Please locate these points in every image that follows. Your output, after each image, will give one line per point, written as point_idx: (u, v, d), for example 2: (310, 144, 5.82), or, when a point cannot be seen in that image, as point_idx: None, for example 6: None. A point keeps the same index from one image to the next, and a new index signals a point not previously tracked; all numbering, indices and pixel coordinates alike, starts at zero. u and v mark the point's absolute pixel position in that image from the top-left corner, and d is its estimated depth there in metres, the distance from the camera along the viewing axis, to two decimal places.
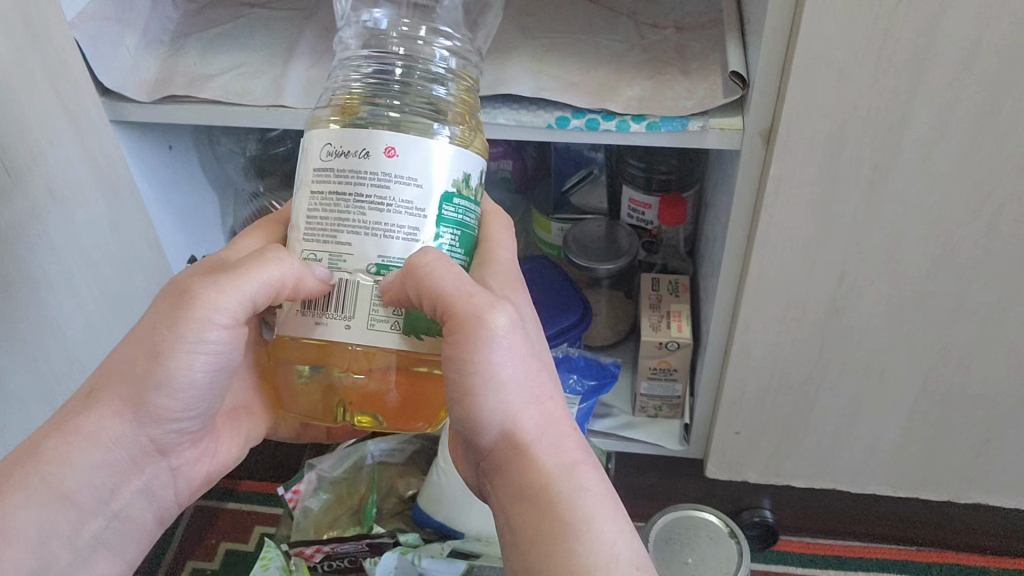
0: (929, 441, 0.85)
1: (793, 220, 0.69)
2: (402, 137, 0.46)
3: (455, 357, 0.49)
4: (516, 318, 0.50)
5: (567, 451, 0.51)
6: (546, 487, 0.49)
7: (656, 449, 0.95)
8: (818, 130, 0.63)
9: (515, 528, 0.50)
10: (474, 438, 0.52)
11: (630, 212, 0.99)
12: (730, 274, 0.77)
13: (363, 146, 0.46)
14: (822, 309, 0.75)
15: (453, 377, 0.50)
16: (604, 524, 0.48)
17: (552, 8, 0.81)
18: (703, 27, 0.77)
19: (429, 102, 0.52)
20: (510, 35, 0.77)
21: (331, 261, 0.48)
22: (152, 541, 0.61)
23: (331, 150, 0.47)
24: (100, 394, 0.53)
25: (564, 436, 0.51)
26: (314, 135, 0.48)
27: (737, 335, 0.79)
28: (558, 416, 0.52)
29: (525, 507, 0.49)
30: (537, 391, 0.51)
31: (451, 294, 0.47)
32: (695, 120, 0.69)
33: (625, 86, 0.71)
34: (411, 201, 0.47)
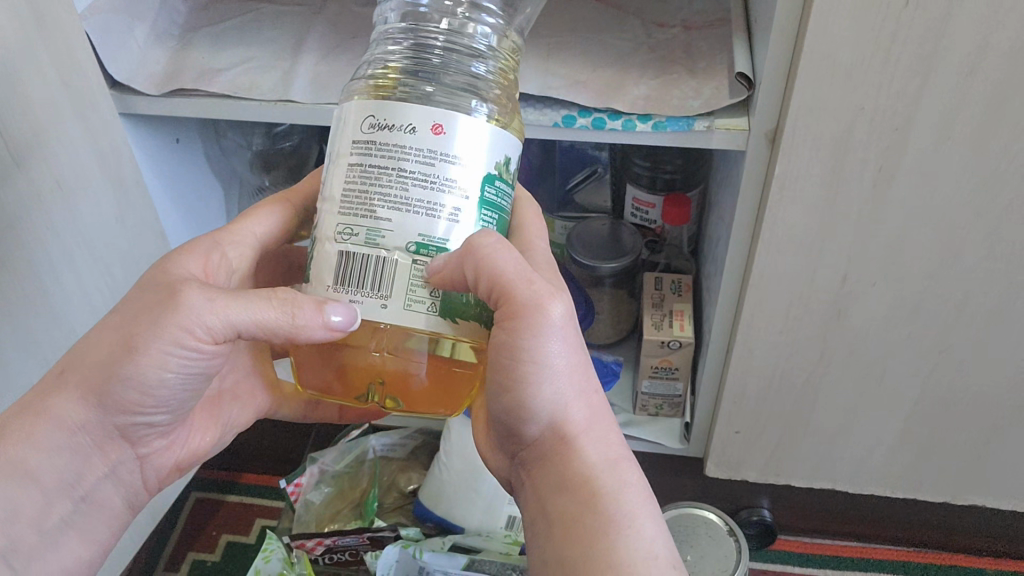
0: (930, 442, 0.85)
1: (797, 220, 0.69)
2: (450, 113, 0.45)
3: (510, 344, 0.49)
4: (570, 307, 0.51)
5: (610, 444, 0.52)
6: (591, 480, 0.50)
7: (656, 447, 0.95)
8: (823, 131, 0.63)
9: (554, 518, 0.51)
10: (518, 425, 0.53)
11: (634, 211, 0.99)
12: (734, 273, 0.77)
13: (412, 122, 0.45)
14: (825, 309, 0.75)
15: (502, 364, 0.51)
16: (646, 520, 0.50)
17: (561, 7, 0.81)
18: (710, 27, 0.77)
19: (468, 79, 0.50)
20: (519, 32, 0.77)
21: (368, 237, 0.46)
22: (123, 525, 0.62)
23: (376, 123, 0.46)
24: (68, 376, 0.53)
25: (608, 429, 0.53)
26: (354, 106, 0.47)
27: (739, 335, 0.79)
28: (602, 408, 0.54)
29: (567, 498, 0.51)
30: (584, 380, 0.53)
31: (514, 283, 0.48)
32: (700, 120, 0.69)
33: (632, 85, 0.72)
34: (455, 180, 0.45)
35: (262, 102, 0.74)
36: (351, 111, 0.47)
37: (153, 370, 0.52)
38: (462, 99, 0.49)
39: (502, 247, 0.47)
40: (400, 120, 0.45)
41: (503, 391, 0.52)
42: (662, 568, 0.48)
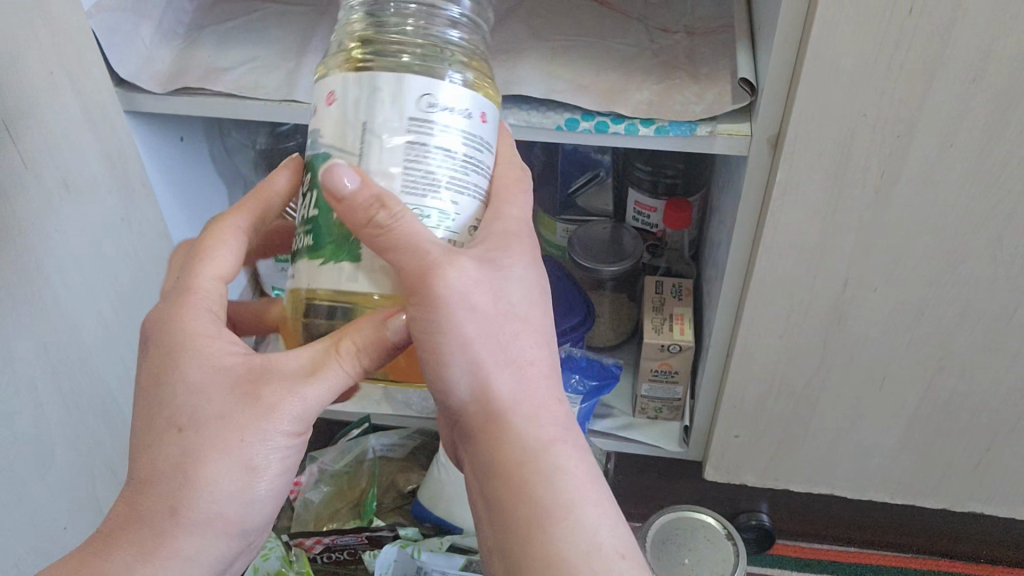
0: (928, 448, 0.85)
1: (799, 226, 0.70)
2: (489, 105, 0.47)
3: (423, 321, 0.47)
4: (479, 275, 0.48)
5: (546, 425, 0.52)
6: (522, 466, 0.50)
7: (655, 450, 0.95)
8: (825, 138, 0.64)
9: (492, 500, 0.52)
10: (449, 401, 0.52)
11: (636, 215, 1.00)
12: (735, 278, 0.77)
13: (456, 103, 0.45)
14: (826, 314, 0.75)
15: (422, 339, 0.49)
16: (583, 507, 0.50)
17: (564, 11, 0.81)
18: (714, 32, 0.77)
19: (437, 47, 0.48)
20: (523, 36, 0.77)
21: (439, 219, 0.46)
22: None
23: (417, 103, 0.44)
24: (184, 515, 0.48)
25: (545, 409, 0.52)
26: (403, 78, 0.44)
27: (739, 339, 0.79)
28: (540, 386, 0.52)
29: (501, 482, 0.51)
30: (513, 356, 0.50)
31: (419, 261, 0.44)
32: (703, 125, 0.70)
33: (635, 90, 0.72)
34: (487, 166, 0.48)
35: (267, 102, 0.75)
36: (377, 90, 0.44)
37: (256, 468, 0.49)
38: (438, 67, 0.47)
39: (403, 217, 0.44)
40: (448, 101, 0.44)
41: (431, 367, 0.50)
42: (598, 559, 0.48)
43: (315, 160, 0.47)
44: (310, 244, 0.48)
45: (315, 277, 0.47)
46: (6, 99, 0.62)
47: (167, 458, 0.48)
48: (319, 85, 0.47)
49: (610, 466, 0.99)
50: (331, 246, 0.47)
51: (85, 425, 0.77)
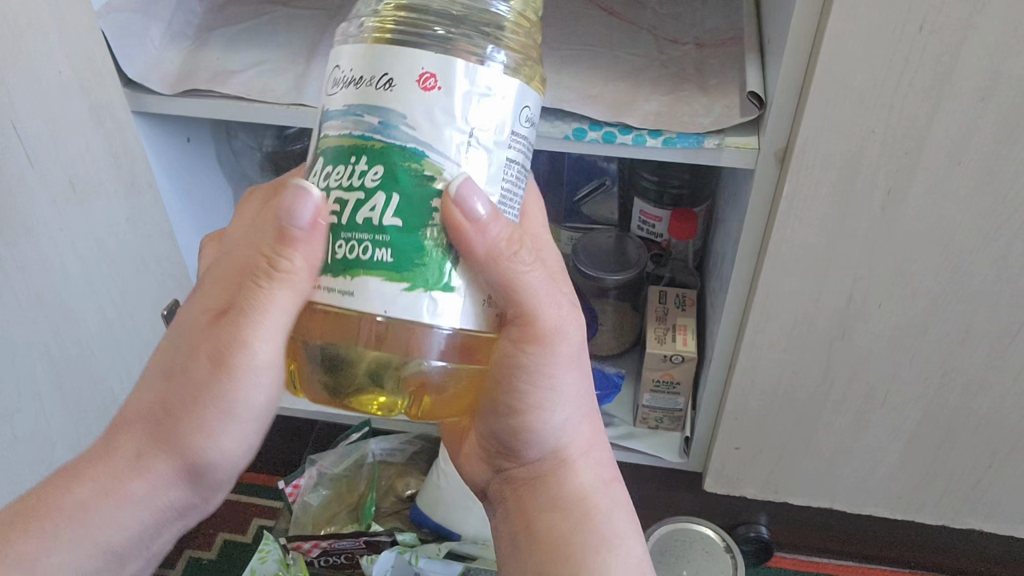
0: (931, 464, 0.85)
1: (804, 241, 0.70)
2: None
3: (530, 370, 0.51)
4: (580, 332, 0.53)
5: (595, 465, 0.57)
6: (584, 499, 0.55)
7: (656, 460, 0.95)
8: (833, 153, 0.64)
9: (543, 531, 0.55)
10: (519, 446, 0.56)
11: (641, 224, 1.00)
12: (739, 290, 0.77)
13: (535, 118, 0.45)
14: (830, 328, 0.75)
15: (517, 385, 0.52)
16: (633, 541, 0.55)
17: (575, 20, 0.81)
18: (723, 44, 0.78)
19: (472, 11, 0.44)
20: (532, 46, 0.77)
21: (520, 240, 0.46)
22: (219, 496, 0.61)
23: (521, 118, 0.43)
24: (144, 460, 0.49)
25: (597, 453, 0.58)
26: (508, 86, 0.42)
27: (743, 351, 0.79)
28: (596, 431, 0.58)
29: (559, 516, 0.55)
30: (582, 401, 0.56)
31: (548, 317, 0.49)
32: (711, 138, 0.69)
33: (643, 101, 0.72)
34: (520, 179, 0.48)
35: (275, 105, 0.75)
36: (488, 93, 0.41)
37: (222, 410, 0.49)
38: (477, 43, 0.43)
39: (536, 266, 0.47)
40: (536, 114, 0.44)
41: (517, 408, 0.54)
42: None
43: (391, 148, 0.41)
44: (387, 263, 0.41)
45: (411, 303, 0.41)
46: (15, 99, 0.62)
47: (147, 404, 0.49)
48: (397, 55, 0.40)
49: None
50: (427, 269, 0.42)
51: (86, 425, 0.77)
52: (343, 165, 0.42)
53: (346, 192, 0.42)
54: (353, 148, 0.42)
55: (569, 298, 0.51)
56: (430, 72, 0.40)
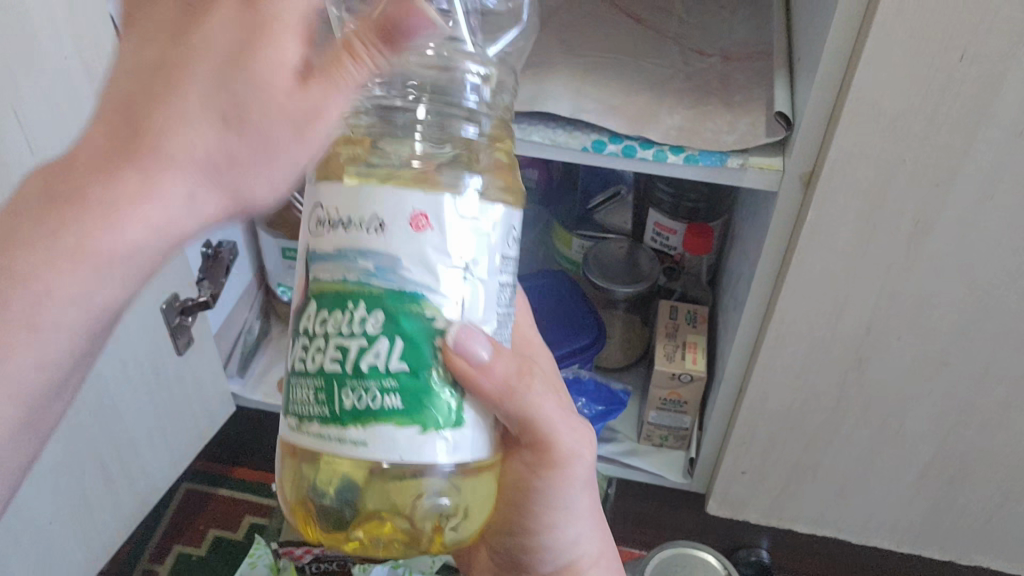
0: (941, 499, 0.83)
1: (826, 268, 0.67)
2: None
3: (545, 476, 0.50)
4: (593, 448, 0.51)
5: (607, 569, 0.56)
6: None
7: (658, 480, 0.93)
8: (860, 180, 0.61)
9: None
10: (529, 551, 0.55)
11: (655, 235, 0.97)
12: (755, 313, 0.75)
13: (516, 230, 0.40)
14: (846, 358, 0.73)
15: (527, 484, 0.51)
16: None
17: (596, 27, 0.79)
18: (750, 59, 0.75)
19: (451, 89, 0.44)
20: (554, 51, 0.75)
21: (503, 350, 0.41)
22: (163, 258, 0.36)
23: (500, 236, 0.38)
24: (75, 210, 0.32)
25: (610, 558, 0.57)
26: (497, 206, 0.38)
27: (755, 375, 0.77)
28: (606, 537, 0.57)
29: None
30: (594, 508, 0.55)
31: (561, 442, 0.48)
32: (734, 157, 0.67)
33: (665, 114, 0.70)
34: None
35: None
36: (479, 221, 0.37)
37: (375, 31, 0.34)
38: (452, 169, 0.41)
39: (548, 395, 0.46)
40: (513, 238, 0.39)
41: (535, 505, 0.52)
42: None
43: (387, 293, 0.36)
44: (398, 410, 0.36)
45: (422, 449, 0.36)
46: None
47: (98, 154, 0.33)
48: (374, 198, 0.36)
49: (611, 491, 0.96)
50: (440, 409, 0.37)
51: (77, 418, 0.76)
52: (338, 309, 0.37)
53: (345, 339, 0.36)
54: (347, 292, 0.37)
55: (579, 417, 0.50)
56: (422, 211, 0.35)
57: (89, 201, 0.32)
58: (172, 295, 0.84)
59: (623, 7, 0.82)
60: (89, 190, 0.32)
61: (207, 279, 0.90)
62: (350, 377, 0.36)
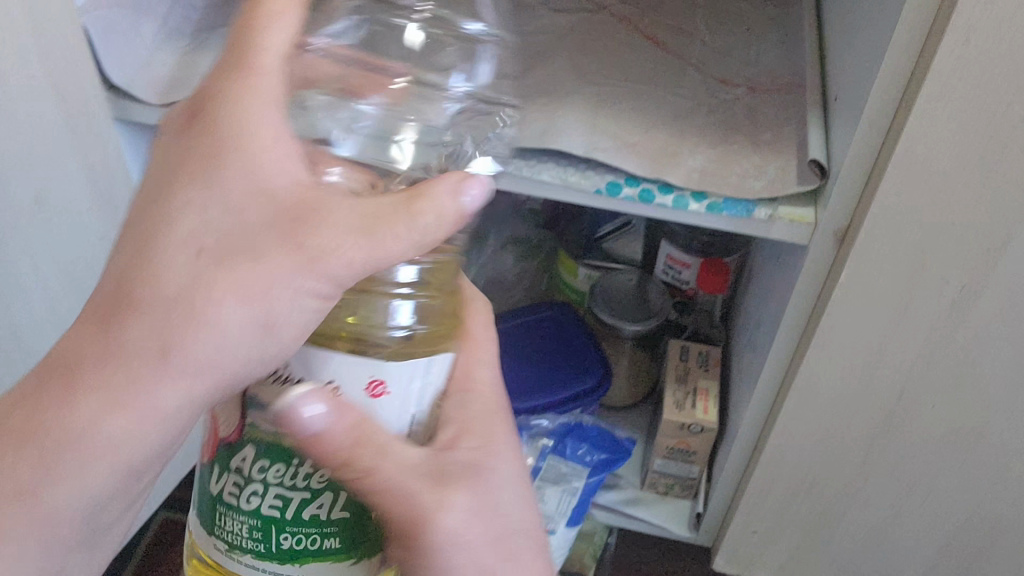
0: (966, 570, 0.77)
1: (856, 330, 0.62)
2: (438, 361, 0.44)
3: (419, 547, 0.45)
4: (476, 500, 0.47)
5: None
6: None
7: (661, 531, 0.88)
8: (901, 241, 0.56)
9: None
10: None
11: (666, 268, 0.92)
12: (775, 368, 0.69)
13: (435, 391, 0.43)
14: (872, 423, 0.67)
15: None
16: None
17: (613, 52, 0.73)
18: (779, 90, 0.69)
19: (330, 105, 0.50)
20: (566, 79, 0.69)
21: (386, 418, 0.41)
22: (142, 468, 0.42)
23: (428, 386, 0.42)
24: (174, 346, 0.39)
25: None
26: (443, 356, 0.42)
27: (772, 435, 0.71)
28: None
29: None
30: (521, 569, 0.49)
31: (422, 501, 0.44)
32: (761, 207, 0.61)
33: (686, 154, 0.64)
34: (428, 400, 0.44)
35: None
36: (429, 378, 0.41)
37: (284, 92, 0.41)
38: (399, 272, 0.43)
39: (455, 489, 0.46)
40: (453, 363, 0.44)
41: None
42: None
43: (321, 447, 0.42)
44: (335, 549, 0.44)
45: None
46: None
47: (168, 325, 0.39)
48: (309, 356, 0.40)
49: (611, 539, 0.91)
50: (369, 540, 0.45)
51: None
52: (280, 462, 0.42)
53: (287, 492, 0.43)
54: (291, 448, 0.42)
55: (442, 471, 0.46)
56: (375, 379, 0.40)
57: (116, 379, 0.39)
58: None
59: (643, 30, 0.76)
60: (125, 373, 0.39)
61: None
62: (286, 522, 0.43)
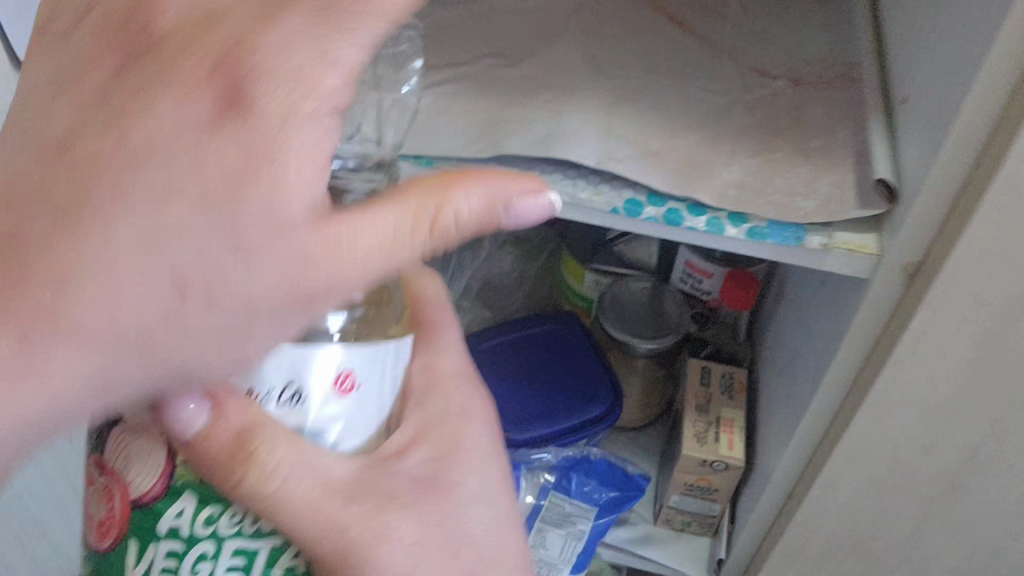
0: None
1: (924, 382, 0.51)
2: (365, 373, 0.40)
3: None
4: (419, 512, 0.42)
5: None
6: None
7: (677, 572, 0.78)
8: (991, 287, 0.45)
9: None
10: None
11: (684, 276, 0.81)
12: (818, 414, 0.59)
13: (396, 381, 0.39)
14: (933, 482, 0.57)
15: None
16: None
17: (631, 36, 0.62)
18: (828, 82, 0.58)
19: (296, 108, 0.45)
20: (576, 71, 0.58)
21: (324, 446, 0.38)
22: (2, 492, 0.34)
23: (389, 371, 0.38)
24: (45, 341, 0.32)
25: None
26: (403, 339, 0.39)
27: (812, 489, 0.61)
28: None
29: None
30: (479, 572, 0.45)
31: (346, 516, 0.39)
32: (814, 234, 0.50)
33: (721, 166, 0.53)
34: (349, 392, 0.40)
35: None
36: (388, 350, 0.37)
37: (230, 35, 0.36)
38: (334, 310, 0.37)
39: (388, 500, 0.41)
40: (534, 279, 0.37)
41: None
42: None
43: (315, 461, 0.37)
44: None
45: None
46: None
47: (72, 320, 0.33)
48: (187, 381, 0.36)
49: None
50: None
51: None
52: (218, 507, 0.37)
53: (243, 535, 0.37)
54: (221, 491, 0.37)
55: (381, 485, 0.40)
56: (344, 370, 0.35)
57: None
58: None
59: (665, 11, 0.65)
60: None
61: None
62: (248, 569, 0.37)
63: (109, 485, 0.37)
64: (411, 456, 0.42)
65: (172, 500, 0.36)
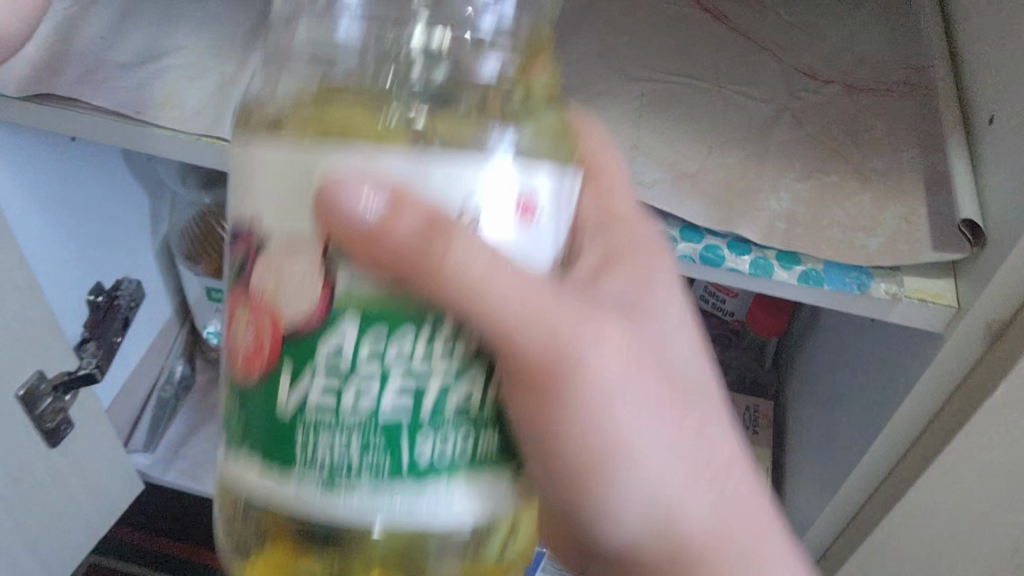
0: None
1: (1006, 455, 0.43)
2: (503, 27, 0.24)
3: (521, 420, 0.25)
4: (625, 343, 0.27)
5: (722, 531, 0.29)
6: None
7: None
8: None
9: None
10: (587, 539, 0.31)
11: (707, 295, 0.73)
12: (870, 473, 0.51)
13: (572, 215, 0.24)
14: (1001, 558, 0.50)
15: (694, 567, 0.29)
16: None
17: (659, 29, 0.53)
18: (888, 91, 0.50)
19: None
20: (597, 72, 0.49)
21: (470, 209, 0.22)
22: None
23: (564, 211, 0.23)
24: None
25: (736, 485, 0.30)
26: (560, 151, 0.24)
27: (859, 555, 0.54)
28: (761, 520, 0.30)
29: None
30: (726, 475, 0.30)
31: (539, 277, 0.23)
32: (879, 281, 0.42)
33: (769, 193, 0.44)
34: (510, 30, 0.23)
35: (169, 131, 0.45)
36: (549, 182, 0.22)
37: None
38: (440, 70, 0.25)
39: (604, 313, 0.26)
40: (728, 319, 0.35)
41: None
42: None
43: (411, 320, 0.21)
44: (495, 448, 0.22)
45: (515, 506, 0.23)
46: None
47: None
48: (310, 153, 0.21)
49: None
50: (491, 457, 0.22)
51: None
52: (395, 332, 0.21)
53: (415, 366, 0.21)
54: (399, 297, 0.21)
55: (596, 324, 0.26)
56: (528, 194, 0.21)
57: None
58: (35, 376, 0.58)
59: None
60: None
61: (95, 340, 0.65)
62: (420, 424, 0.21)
63: (259, 314, 0.21)
64: (608, 281, 0.30)
65: (330, 330, 0.20)
